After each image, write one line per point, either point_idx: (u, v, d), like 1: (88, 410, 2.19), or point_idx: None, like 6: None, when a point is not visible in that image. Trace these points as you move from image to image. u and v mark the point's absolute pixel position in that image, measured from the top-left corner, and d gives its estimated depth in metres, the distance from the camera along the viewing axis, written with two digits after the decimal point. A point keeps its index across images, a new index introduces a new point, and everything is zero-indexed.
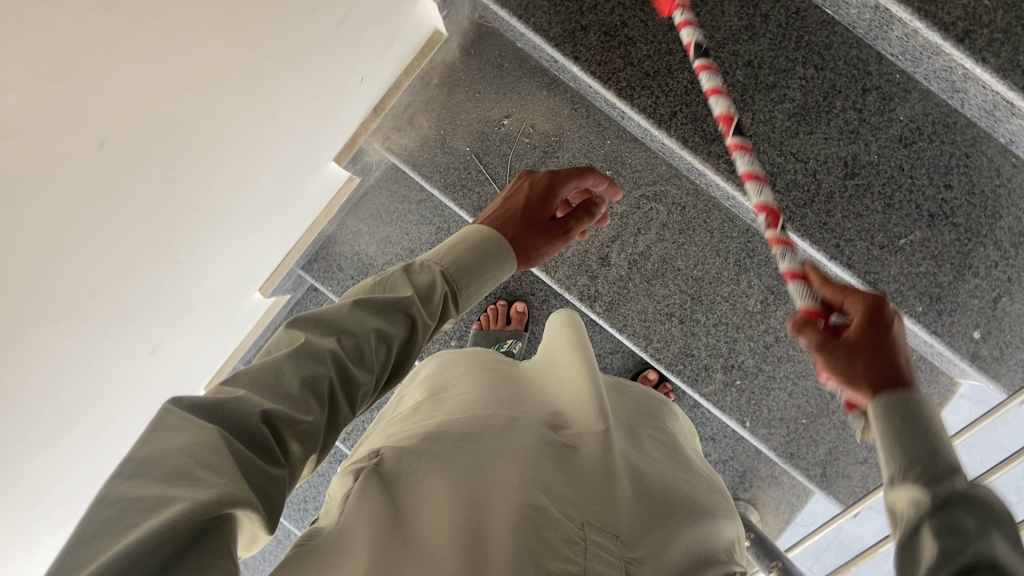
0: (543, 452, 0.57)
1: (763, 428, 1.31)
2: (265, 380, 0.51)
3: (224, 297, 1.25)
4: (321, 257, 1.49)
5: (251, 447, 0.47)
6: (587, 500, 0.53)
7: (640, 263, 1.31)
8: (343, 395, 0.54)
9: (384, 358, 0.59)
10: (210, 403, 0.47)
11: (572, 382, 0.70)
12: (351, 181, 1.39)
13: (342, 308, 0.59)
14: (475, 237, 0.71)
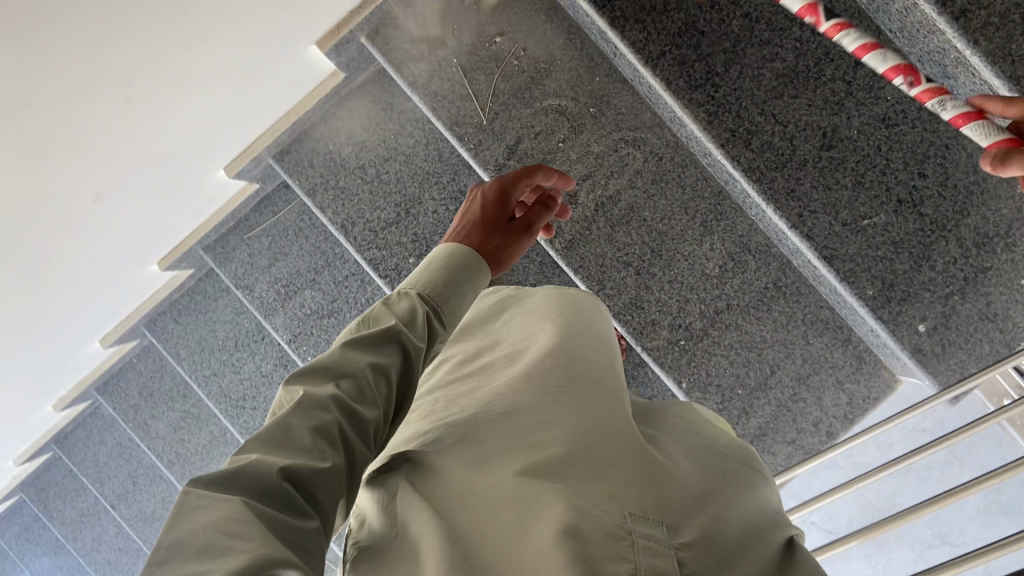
0: (567, 444, 0.55)
1: (699, 392, 1.30)
2: (274, 437, 0.48)
3: (184, 162, 1.26)
4: (293, 150, 1.47)
5: (276, 506, 0.45)
6: (627, 494, 0.51)
7: (607, 207, 1.29)
8: (357, 436, 0.52)
9: (387, 390, 0.56)
10: (223, 476, 0.45)
11: (593, 366, 0.68)
12: (336, 76, 1.42)
13: (331, 353, 0.56)
14: (448, 255, 0.68)
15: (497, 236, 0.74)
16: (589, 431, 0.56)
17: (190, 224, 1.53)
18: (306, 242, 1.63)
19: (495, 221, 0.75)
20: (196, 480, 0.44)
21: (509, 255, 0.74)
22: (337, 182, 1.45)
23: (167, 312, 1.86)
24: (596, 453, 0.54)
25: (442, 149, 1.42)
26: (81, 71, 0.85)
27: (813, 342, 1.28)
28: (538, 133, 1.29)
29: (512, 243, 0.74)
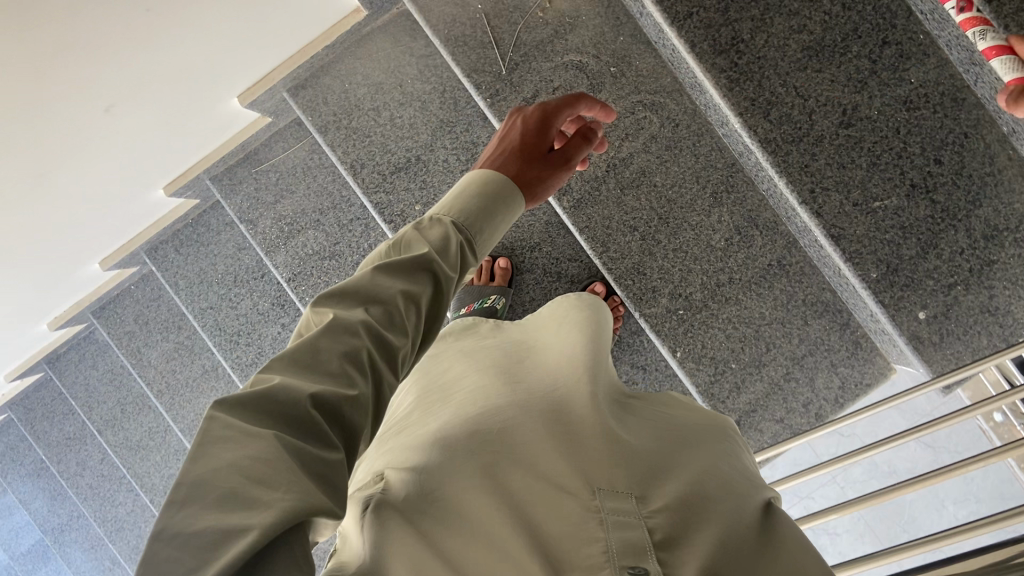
0: (525, 429, 0.50)
1: (692, 363, 1.30)
2: (299, 357, 0.44)
3: (197, 82, 1.24)
4: (309, 85, 1.46)
5: (307, 436, 0.40)
6: (591, 470, 0.46)
7: (619, 168, 1.29)
8: (385, 364, 0.48)
9: (417, 317, 0.53)
10: (249, 401, 0.40)
11: (557, 344, 0.63)
12: (357, 15, 1.43)
13: (360, 275, 0.52)
14: (472, 178, 0.64)
15: (533, 168, 0.67)
16: (558, 410, 0.52)
17: (195, 153, 1.52)
18: (313, 181, 1.63)
19: (533, 151, 0.68)
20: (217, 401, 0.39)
21: (546, 189, 0.67)
22: (350, 121, 1.44)
23: (169, 242, 1.86)
24: (563, 432, 0.49)
25: (458, 98, 1.41)
26: None
27: (810, 323, 1.28)
28: (557, 87, 1.28)
29: (550, 175, 0.67)
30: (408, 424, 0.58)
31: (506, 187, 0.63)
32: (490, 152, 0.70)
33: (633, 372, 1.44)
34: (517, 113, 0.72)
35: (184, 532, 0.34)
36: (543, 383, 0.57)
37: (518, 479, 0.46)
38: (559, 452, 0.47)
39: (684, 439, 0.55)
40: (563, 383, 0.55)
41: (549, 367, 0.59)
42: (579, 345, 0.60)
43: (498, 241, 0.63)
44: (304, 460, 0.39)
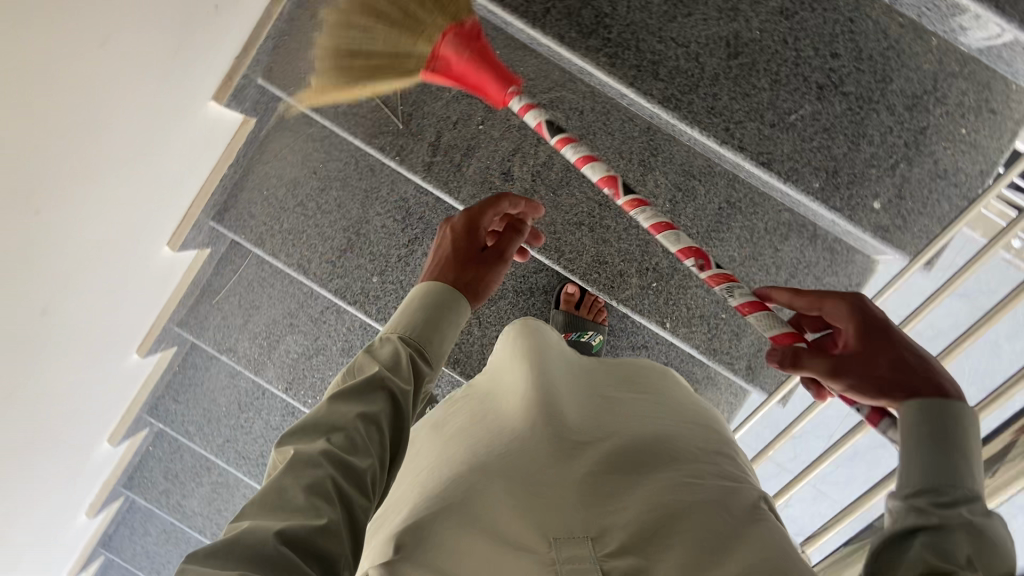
0: (499, 499, 0.67)
1: (684, 328, 1.29)
2: (272, 499, 0.65)
3: (119, 249, 1.23)
4: (231, 206, 1.45)
5: (270, 566, 0.58)
6: (546, 524, 0.63)
7: (544, 173, 1.28)
8: (350, 483, 0.67)
9: (379, 433, 0.72)
10: (222, 546, 0.60)
11: (518, 399, 0.81)
12: (247, 123, 1.34)
13: (325, 408, 0.73)
14: (416, 297, 0.86)
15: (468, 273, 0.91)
16: (527, 475, 0.69)
17: (150, 313, 1.50)
18: (273, 291, 1.66)
19: (467, 256, 0.93)
20: (194, 556, 0.59)
21: (484, 284, 0.92)
22: (281, 225, 1.46)
23: (165, 395, 1.85)
24: (527, 497, 0.66)
25: (372, 163, 1.47)
26: None
27: (782, 249, 1.26)
28: (456, 121, 1.29)
29: (485, 270, 0.93)
30: (397, 511, 0.75)
31: (443, 292, 0.87)
32: (435, 259, 0.95)
33: (635, 353, 1.45)
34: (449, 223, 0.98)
35: None
36: (508, 445, 0.74)
37: (496, 557, 0.62)
38: (521, 518, 0.65)
39: (642, 459, 0.71)
40: (530, 449, 0.72)
41: (520, 427, 0.76)
42: (534, 402, 0.78)
43: (448, 341, 0.85)
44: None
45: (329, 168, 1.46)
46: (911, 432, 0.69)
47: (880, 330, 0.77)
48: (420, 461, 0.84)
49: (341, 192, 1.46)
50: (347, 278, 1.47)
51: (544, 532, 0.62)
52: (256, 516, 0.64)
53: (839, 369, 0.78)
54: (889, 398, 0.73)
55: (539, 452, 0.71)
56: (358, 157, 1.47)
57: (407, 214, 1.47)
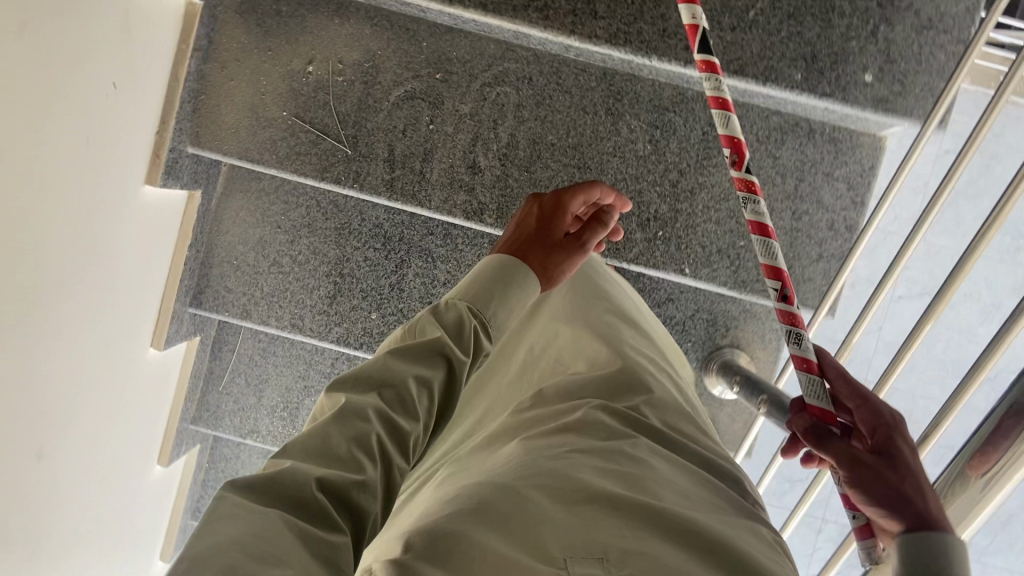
0: (528, 500, 0.64)
1: (706, 269, 1.20)
2: (316, 446, 0.64)
3: (103, 364, 1.14)
4: (206, 285, 1.37)
5: (305, 509, 0.58)
6: (572, 541, 0.59)
7: (511, 154, 1.18)
8: (393, 446, 0.67)
9: (426, 403, 0.72)
10: (261, 483, 0.59)
11: (542, 441, 0.78)
12: (194, 197, 1.27)
13: (381, 363, 0.73)
14: (486, 267, 0.86)
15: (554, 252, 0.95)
16: (573, 489, 0.66)
17: (159, 420, 1.42)
18: (278, 358, 1.57)
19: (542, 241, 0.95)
20: (233, 487, 0.59)
21: (551, 276, 0.95)
22: (263, 290, 1.38)
23: (203, 493, 1.80)
24: (545, 508, 0.63)
25: (334, 198, 1.35)
26: None
27: (782, 155, 1.16)
28: (403, 129, 1.18)
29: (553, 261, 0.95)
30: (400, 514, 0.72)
31: (522, 263, 0.88)
32: (513, 230, 0.98)
33: (663, 310, 1.35)
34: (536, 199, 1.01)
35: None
36: (535, 469, 0.71)
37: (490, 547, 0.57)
38: (542, 527, 0.61)
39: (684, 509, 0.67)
40: (574, 475, 0.68)
41: (546, 457, 0.73)
42: (571, 448, 0.75)
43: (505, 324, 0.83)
44: (305, 532, 0.56)
45: (291, 219, 1.36)
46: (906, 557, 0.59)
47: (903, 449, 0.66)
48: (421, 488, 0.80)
49: (312, 238, 1.36)
50: (345, 323, 1.38)
51: (563, 549, 0.58)
52: (293, 455, 0.63)
53: (854, 463, 0.65)
54: (895, 513, 0.62)
55: (586, 477, 0.68)
56: (319, 197, 1.35)
57: (379, 244, 1.36)
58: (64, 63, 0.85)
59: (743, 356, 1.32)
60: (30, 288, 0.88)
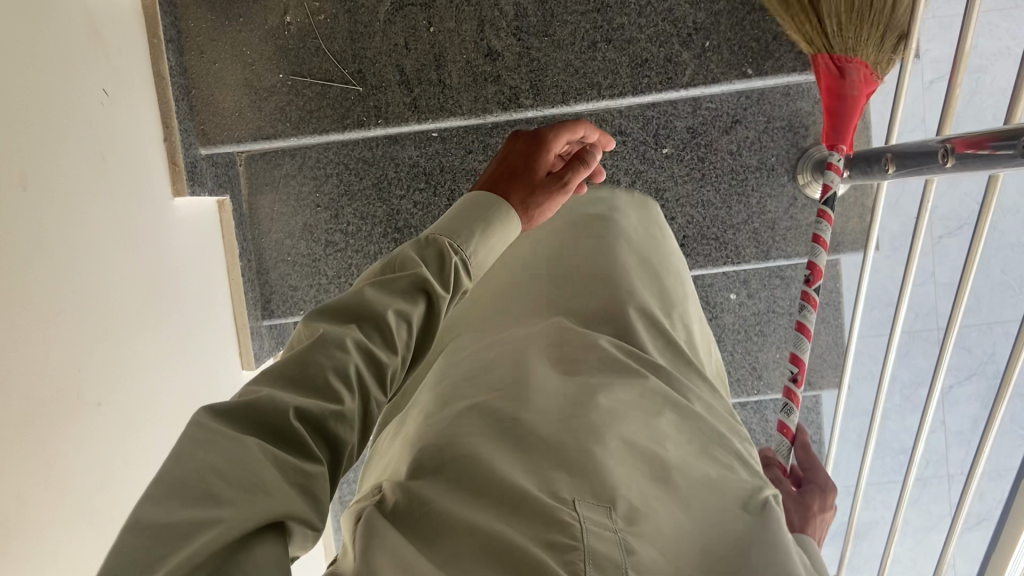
0: (558, 436, 0.62)
1: (769, 61, 1.09)
2: (294, 373, 0.58)
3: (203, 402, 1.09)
4: (270, 293, 1.31)
5: (281, 440, 0.54)
6: (588, 488, 0.57)
7: (524, 25, 1.09)
8: (372, 379, 0.61)
9: (406, 334, 0.65)
10: (237, 408, 0.54)
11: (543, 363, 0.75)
12: (224, 205, 1.20)
13: (358, 290, 0.65)
14: (471, 202, 0.76)
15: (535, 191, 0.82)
16: (607, 428, 0.63)
17: None
18: None
19: (526, 174, 0.82)
20: (210, 412, 0.53)
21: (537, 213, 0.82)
22: (328, 274, 1.29)
23: None
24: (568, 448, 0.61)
25: (363, 153, 1.27)
26: (52, 435, 0.72)
27: None
28: (405, 44, 1.09)
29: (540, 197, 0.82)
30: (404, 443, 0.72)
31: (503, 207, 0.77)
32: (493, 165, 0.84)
33: (734, 136, 1.27)
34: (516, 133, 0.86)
35: (159, 520, 0.45)
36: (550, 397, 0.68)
37: (511, 502, 0.55)
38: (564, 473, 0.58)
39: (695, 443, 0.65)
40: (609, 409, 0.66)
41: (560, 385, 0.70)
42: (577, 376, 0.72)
43: (490, 256, 0.75)
44: (284, 465, 0.53)
45: (326, 193, 1.27)
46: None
47: (819, 505, 0.84)
48: (431, 393, 0.80)
49: (356, 204, 1.28)
50: None
51: (571, 490, 0.56)
52: (268, 380, 0.57)
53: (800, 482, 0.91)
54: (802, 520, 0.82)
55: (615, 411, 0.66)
56: (346, 159, 1.27)
57: (426, 180, 1.27)
58: (46, 89, 0.78)
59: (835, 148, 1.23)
60: (102, 341, 0.83)
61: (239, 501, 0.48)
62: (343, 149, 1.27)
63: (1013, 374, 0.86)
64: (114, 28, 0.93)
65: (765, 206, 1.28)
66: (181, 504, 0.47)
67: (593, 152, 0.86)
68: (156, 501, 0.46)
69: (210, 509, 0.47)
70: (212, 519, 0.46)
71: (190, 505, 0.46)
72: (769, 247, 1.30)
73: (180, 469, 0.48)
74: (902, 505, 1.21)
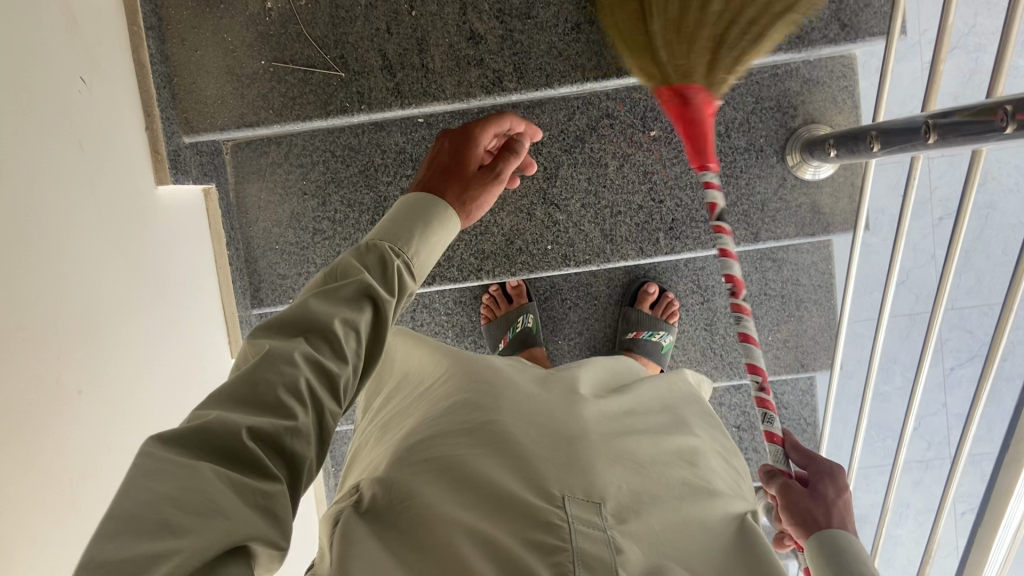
0: (533, 434, 0.69)
1: None
2: (244, 393, 0.57)
3: (191, 395, 1.10)
4: (260, 282, 1.31)
5: (234, 462, 0.53)
6: (571, 484, 0.64)
7: (507, 7, 1.08)
8: (325, 391, 0.61)
9: (355, 343, 0.66)
10: (187, 434, 0.53)
11: (509, 371, 0.81)
12: (210, 194, 1.19)
13: (302, 304, 0.66)
14: (405, 205, 0.79)
15: (470, 185, 0.86)
16: (576, 431, 0.70)
17: None
18: None
19: (456, 173, 0.87)
20: (159, 440, 0.52)
21: (474, 206, 0.86)
22: (316, 262, 1.29)
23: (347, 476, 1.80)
24: (553, 449, 0.68)
25: (349, 139, 1.26)
26: (35, 424, 0.73)
27: None
28: (388, 28, 1.08)
29: (475, 193, 0.86)
30: (381, 447, 0.78)
31: (438, 201, 0.80)
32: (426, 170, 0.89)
33: (722, 117, 1.26)
34: (444, 138, 0.92)
35: (117, 556, 0.44)
36: (518, 400, 0.74)
37: (504, 500, 0.63)
38: (550, 468, 0.65)
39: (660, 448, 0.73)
40: (575, 414, 0.73)
41: (528, 391, 0.77)
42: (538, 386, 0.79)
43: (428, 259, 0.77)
44: (243, 488, 0.52)
45: (313, 180, 1.27)
46: (818, 563, 0.73)
47: (834, 490, 0.79)
48: (405, 399, 0.85)
49: (342, 191, 1.27)
50: None
51: (560, 488, 0.63)
52: (216, 403, 0.56)
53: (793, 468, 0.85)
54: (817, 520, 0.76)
55: (581, 416, 0.73)
56: (331, 146, 1.26)
57: (413, 166, 1.26)
58: (24, 83, 0.78)
59: (823, 129, 1.22)
60: (83, 336, 0.83)
61: (197, 530, 0.48)
62: (329, 136, 1.26)
63: (997, 357, 0.86)
64: (92, 16, 0.92)
65: (753, 187, 1.27)
66: (136, 537, 0.46)
67: (519, 145, 0.93)
68: (110, 538, 0.45)
69: (166, 541, 0.46)
70: (171, 549, 0.46)
71: (147, 538, 0.46)
72: (758, 229, 1.29)
73: (130, 502, 0.47)
74: (892, 490, 1.22)
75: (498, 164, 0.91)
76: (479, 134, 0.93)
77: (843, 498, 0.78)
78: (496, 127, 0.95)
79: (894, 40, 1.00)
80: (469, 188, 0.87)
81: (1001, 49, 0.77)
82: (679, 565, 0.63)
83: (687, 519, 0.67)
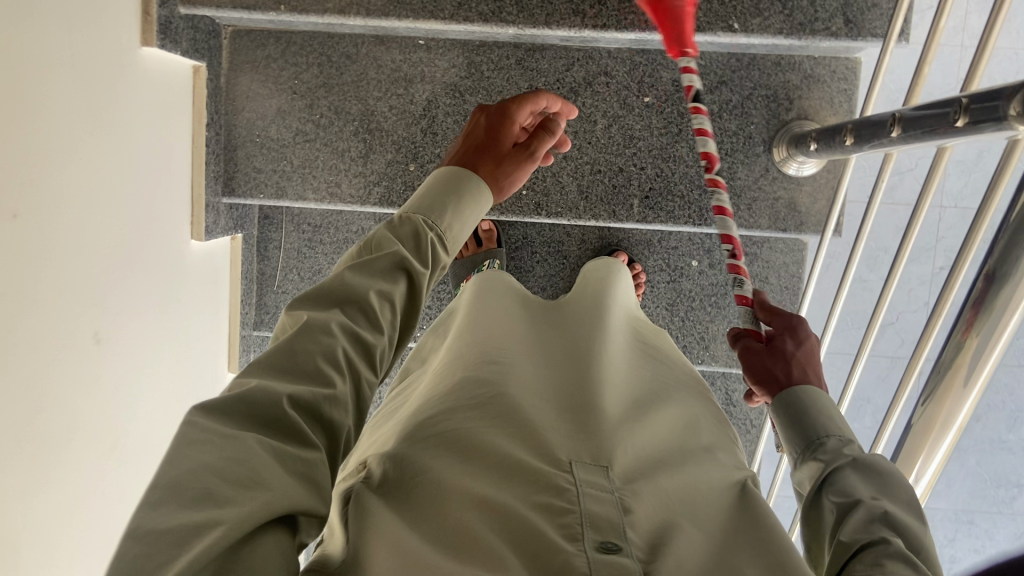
0: (541, 412, 0.63)
1: (756, 19, 1.08)
2: (283, 361, 0.62)
3: (147, 267, 1.13)
4: (234, 172, 1.32)
5: (280, 431, 0.57)
6: (578, 450, 0.58)
7: None
8: (361, 361, 0.66)
9: (391, 314, 0.72)
10: (230, 401, 0.56)
11: (528, 341, 0.75)
12: (200, 71, 1.22)
13: (340, 276, 0.71)
14: (436, 180, 0.82)
15: (504, 165, 0.88)
16: (589, 399, 0.64)
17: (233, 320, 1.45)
18: (325, 246, 1.51)
19: (493, 152, 0.88)
20: (202, 411, 0.55)
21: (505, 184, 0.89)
22: (292, 161, 1.31)
23: None
24: (566, 429, 0.61)
25: (347, 48, 1.26)
26: None
27: None
28: None
29: (511, 172, 0.89)
30: (390, 424, 0.71)
31: (470, 177, 0.83)
32: (461, 145, 0.91)
33: (718, 95, 1.25)
34: (480, 111, 0.93)
35: (161, 526, 0.47)
36: (526, 372, 0.68)
37: (508, 467, 0.56)
38: (564, 441, 0.59)
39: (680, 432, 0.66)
40: (589, 380, 0.66)
41: (541, 364, 0.71)
42: (555, 359, 0.72)
43: (463, 234, 0.82)
44: (284, 457, 0.55)
45: (305, 81, 1.28)
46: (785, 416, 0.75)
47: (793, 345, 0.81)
48: (427, 373, 0.80)
49: (331, 96, 1.28)
50: (384, 181, 1.31)
51: (568, 452, 0.57)
52: (261, 372, 0.60)
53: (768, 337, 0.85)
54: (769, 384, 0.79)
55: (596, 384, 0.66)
56: (328, 50, 1.27)
57: (403, 85, 1.27)
58: None
59: (809, 125, 1.22)
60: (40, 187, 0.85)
61: (238, 499, 0.50)
62: (329, 40, 1.26)
63: (915, 372, 0.85)
64: None
65: (734, 173, 1.27)
66: (178, 506, 0.48)
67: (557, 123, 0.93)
68: (154, 507, 0.48)
69: (207, 511, 0.48)
70: (213, 520, 0.48)
71: (188, 508, 0.48)
72: (733, 214, 1.29)
73: (174, 472, 0.50)
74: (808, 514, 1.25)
75: (530, 148, 0.90)
76: (513, 113, 0.91)
77: (802, 350, 0.80)
78: (534, 101, 0.93)
79: (889, 47, 1.01)
80: (498, 175, 0.87)
81: (980, 50, 0.78)
82: (693, 524, 0.56)
83: (695, 484, 0.60)
